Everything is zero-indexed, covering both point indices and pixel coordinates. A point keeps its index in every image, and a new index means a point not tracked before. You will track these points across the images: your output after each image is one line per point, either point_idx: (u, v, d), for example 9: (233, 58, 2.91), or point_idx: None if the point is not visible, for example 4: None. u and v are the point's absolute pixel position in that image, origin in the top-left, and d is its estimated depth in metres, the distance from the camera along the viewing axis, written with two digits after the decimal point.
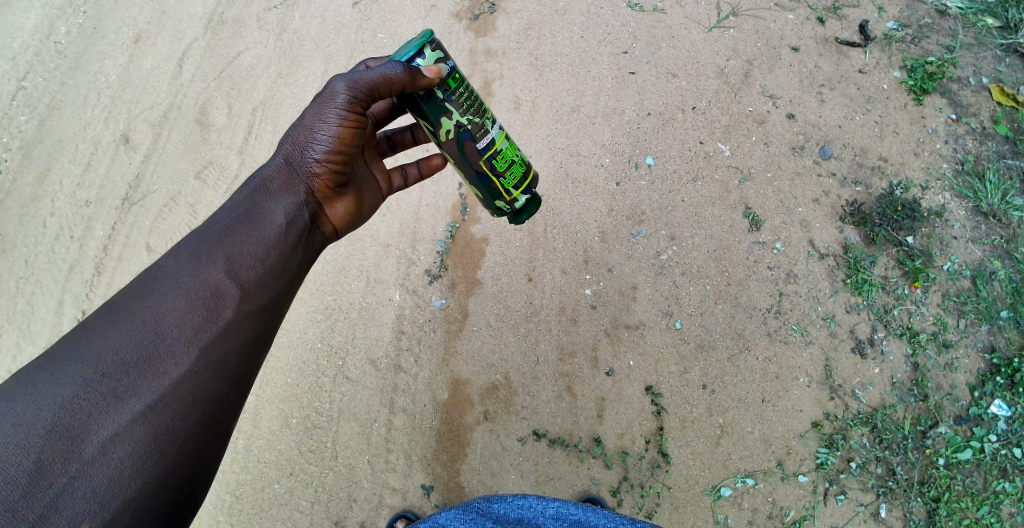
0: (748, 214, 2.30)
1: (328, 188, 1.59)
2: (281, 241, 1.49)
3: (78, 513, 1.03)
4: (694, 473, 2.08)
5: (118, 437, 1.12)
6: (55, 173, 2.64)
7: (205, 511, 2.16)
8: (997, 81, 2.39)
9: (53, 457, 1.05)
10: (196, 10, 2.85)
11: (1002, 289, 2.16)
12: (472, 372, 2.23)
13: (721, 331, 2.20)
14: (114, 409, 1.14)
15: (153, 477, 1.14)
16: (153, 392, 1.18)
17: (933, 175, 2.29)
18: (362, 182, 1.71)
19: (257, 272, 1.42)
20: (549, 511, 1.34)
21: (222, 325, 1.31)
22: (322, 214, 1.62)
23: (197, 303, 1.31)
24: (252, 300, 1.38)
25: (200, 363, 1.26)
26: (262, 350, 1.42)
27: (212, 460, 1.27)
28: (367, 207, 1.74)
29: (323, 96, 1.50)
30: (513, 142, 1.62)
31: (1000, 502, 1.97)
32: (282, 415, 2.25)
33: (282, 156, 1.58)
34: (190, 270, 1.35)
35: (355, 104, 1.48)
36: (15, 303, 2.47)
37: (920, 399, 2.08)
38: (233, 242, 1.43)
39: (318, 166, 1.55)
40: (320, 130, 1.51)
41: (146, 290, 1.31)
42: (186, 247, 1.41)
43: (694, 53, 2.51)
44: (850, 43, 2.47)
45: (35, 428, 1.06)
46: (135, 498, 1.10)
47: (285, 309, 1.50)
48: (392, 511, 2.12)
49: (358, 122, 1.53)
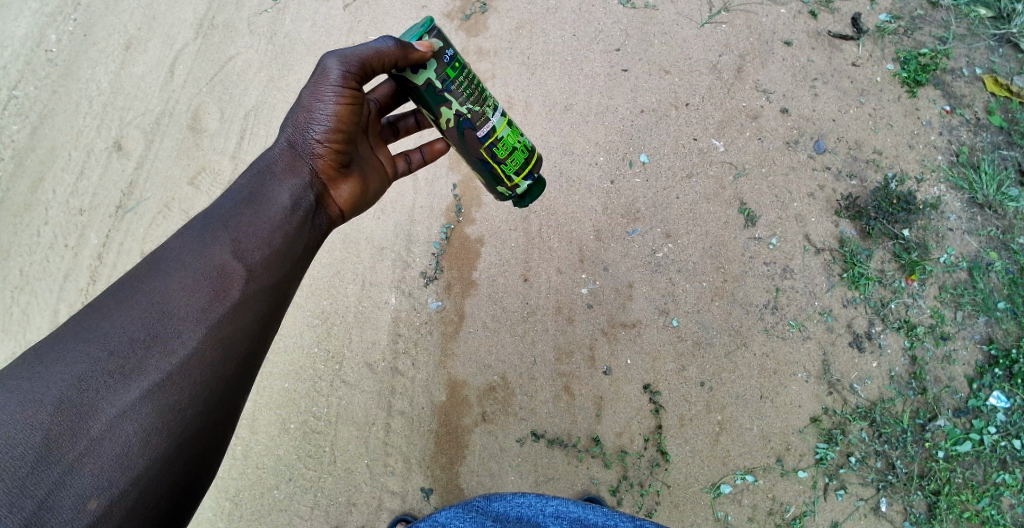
0: (743, 210, 2.29)
1: (332, 169, 1.58)
2: (287, 222, 1.48)
3: (85, 490, 1.04)
4: (694, 471, 2.07)
5: (125, 415, 1.12)
6: (48, 182, 2.63)
7: (206, 517, 2.17)
8: (991, 71, 2.39)
9: (59, 434, 1.06)
10: (186, 15, 2.82)
11: (999, 280, 2.16)
12: (470, 373, 2.23)
13: (718, 328, 2.19)
14: (121, 387, 1.14)
15: (161, 455, 1.14)
16: (161, 370, 1.18)
17: (927, 167, 2.29)
18: (367, 164, 1.69)
19: (264, 253, 1.41)
20: (549, 509, 1.34)
21: (229, 306, 1.31)
22: (327, 196, 1.60)
23: (203, 283, 1.30)
24: (259, 280, 1.37)
25: (206, 342, 1.25)
26: (269, 333, 1.41)
27: (220, 441, 1.28)
28: (372, 190, 1.72)
29: (317, 74, 1.48)
30: (515, 128, 1.61)
31: (1000, 494, 1.98)
32: (279, 420, 2.24)
33: (284, 139, 1.56)
34: (196, 249, 1.34)
35: (350, 79, 1.46)
36: (12, 313, 2.48)
37: (919, 392, 2.08)
38: (240, 223, 1.42)
39: (320, 146, 1.53)
40: (318, 109, 1.49)
41: (151, 271, 1.30)
42: (190, 230, 1.39)
43: (686, 49, 2.50)
44: (843, 36, 2.45)
45: (42, 406, 1.07)
46: (143, 476, 1.11)
47: (293, 289, 1.50)
48: (391, 515, 2.12)
49: (355, 98, 1.50)
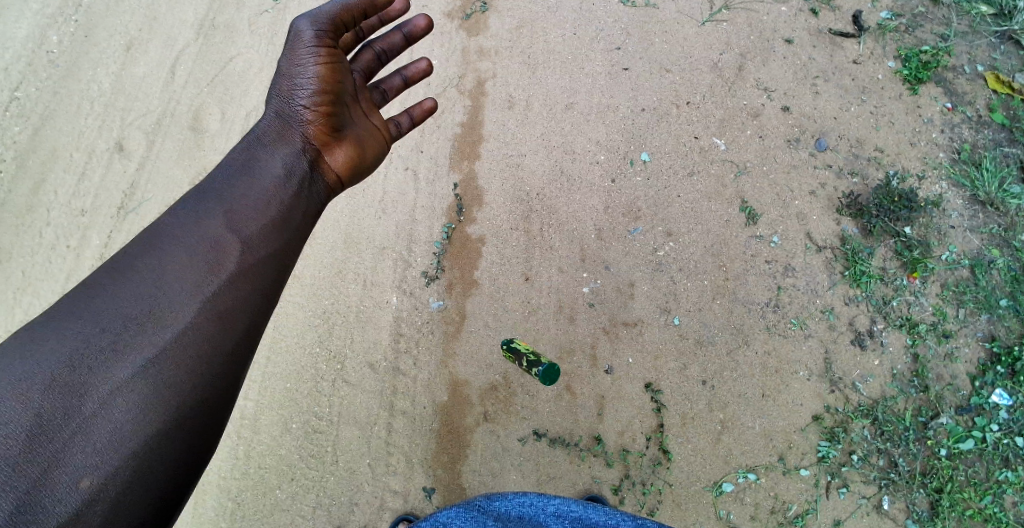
0: (745, 208, 2.29)
1: (323, 134, 1.60)
2: (281, 192, 1.50)
3: (80, 468, 1.07)
4: (695, 470, 2.08)
5: (119, 391, 1.14)
6: (50, 184, 2.64)
7: (208, 517, 2.17)
8: (993, 68, 2.38)
9: (52, 411, 1.08)
10: (187, 16, 2.82)
11: (1001, 278, 2.16)
12: (472, 373, 2.22)
13: (720, 326, 2.19)
14: (114, 363, 1.16)
15: (160, 431, 1.15)
16: (155, 346, 1.20)
17: (929, 164, 2.29)
18: (361, 128, 1.67)
19: (259, 224, 1.42)
20: (549, 508, 1.34)
21: (225, 279, 1.32)
22: (322, 162, 1.61)
23: (198, 258, 1.32)
24: (255, 252, 1.38)
25: (202, 315, 1.27)
26: (272, 306, 1.42)
27: (223, 416, 1.27)
28: (371, 156, 1.70)
29: (292, 41, 1.54)
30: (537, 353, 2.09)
31: (1003, 491, 2.00)
32: (282, 420, 2.23)
33: (273, 111, 1.60)
34: (191, 225, 1.36)
35: (324, 37, 1.52)
36: (14, 313, 2.48)
37: (920, 390, 2.09)
38: (233, 195, 1.44)
39: (308, 111, 1.57)
40: (299, 73, 1.54)
41: (146, 249, 1.32)
42: (185, 204, 1.41)
43: (686, 48, 2.49)
44: (844, 34, 2.45)
45: (34, 384, 1.09)
46: (139, 451, 1.12)
47: (294, 262, 1.50)
48: (394, 514, 2.13)
49: (332, 58, 1.55)
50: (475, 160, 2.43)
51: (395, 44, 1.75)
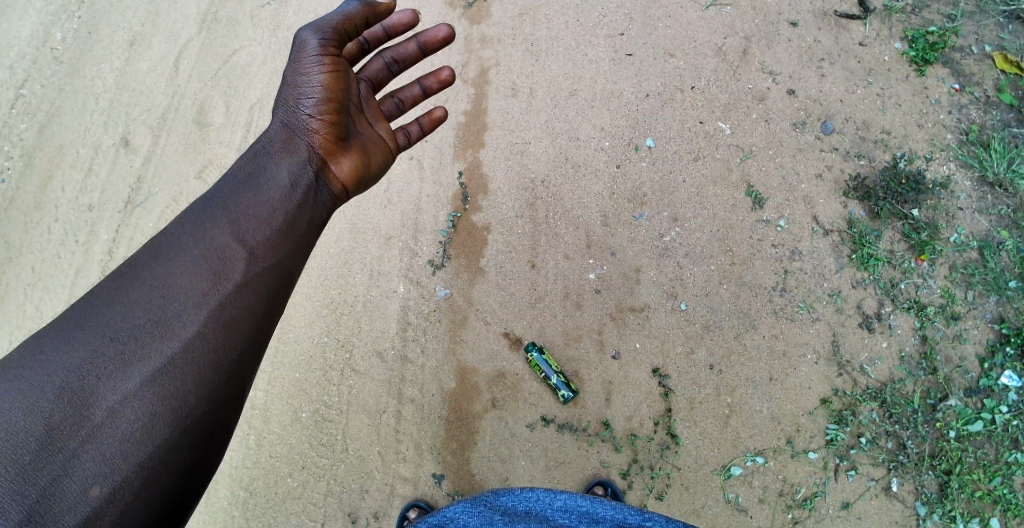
0: (750, 192, 2.28)
1: (330, 144, 1.60)
2: (287, 200, 1.50)
3: (87, 478, 1.08)
4: (704, 454, 2.09)
5: (127, 401, 1.16)
6: (57, 180, 2.65)
7: (220, 507, 2.18)
8: (1001, 48, 2.35)
9: (61, 421, 1.10)
10: (191, 9, 2.82)
11: (1011, 259, 2.15)
12: (479, 361, 2.23)
13: (727, 310, 2.19)
14: (122, 372, 1.18)
15: (167, 440, 1.17)
16: (162, 355, 1.21)
17: (937, 146, 2.27)
18: (366, 138, 1.68)
19: (266, 232, 1.42)
20: (557, 503, 1.35)
21: (232, 287, 1.33)
22: (328, 171, 1.62)
23: (205, 266, 1.33)
24: (262, 260, 1.39)
25: (209, 324, 1.28)
26: (279, 309, 1.43)
27: (229, 425, 1.28)
28: (376, 164, 1.71)
29: (297, 49, 1.54)
30: (552, 358, 2.17)
31: (1012, 472, 2.00)
32: (291, 410, 2.25)
33: (279, 122, 1.60)
34: (197, 235, 1.37)
35: (328, 45, 1.52)
36: (25, 310, 2.51)
37: (929, 372, 2.09)
38: (239, 204, 1.44)
39: (314, 121, 1.57)
40: (304, 82, 1.54)
41: (153, 259, 1.33)
42: (192, 214, 1.42)
43: (691, 32, 2.47)
44: (849, 16, 2.43)
45: (44, 393, 1.11)
46: (147, 460, 1.14)
47: (301, 270, 1.51)
48: (404, 501, 2.15)
49: (338, 67, 1.55)
50: (480, 148, 2.42)
51: (408, 53, 1.77)
